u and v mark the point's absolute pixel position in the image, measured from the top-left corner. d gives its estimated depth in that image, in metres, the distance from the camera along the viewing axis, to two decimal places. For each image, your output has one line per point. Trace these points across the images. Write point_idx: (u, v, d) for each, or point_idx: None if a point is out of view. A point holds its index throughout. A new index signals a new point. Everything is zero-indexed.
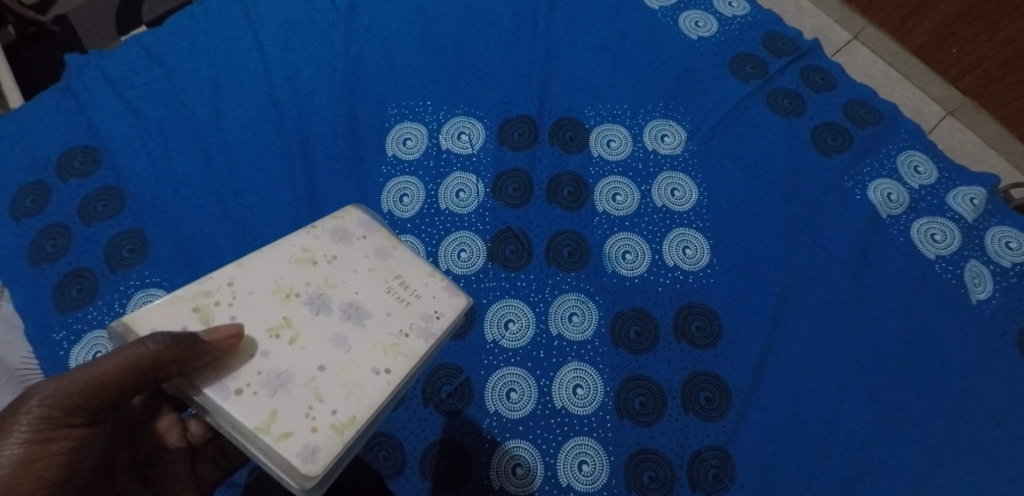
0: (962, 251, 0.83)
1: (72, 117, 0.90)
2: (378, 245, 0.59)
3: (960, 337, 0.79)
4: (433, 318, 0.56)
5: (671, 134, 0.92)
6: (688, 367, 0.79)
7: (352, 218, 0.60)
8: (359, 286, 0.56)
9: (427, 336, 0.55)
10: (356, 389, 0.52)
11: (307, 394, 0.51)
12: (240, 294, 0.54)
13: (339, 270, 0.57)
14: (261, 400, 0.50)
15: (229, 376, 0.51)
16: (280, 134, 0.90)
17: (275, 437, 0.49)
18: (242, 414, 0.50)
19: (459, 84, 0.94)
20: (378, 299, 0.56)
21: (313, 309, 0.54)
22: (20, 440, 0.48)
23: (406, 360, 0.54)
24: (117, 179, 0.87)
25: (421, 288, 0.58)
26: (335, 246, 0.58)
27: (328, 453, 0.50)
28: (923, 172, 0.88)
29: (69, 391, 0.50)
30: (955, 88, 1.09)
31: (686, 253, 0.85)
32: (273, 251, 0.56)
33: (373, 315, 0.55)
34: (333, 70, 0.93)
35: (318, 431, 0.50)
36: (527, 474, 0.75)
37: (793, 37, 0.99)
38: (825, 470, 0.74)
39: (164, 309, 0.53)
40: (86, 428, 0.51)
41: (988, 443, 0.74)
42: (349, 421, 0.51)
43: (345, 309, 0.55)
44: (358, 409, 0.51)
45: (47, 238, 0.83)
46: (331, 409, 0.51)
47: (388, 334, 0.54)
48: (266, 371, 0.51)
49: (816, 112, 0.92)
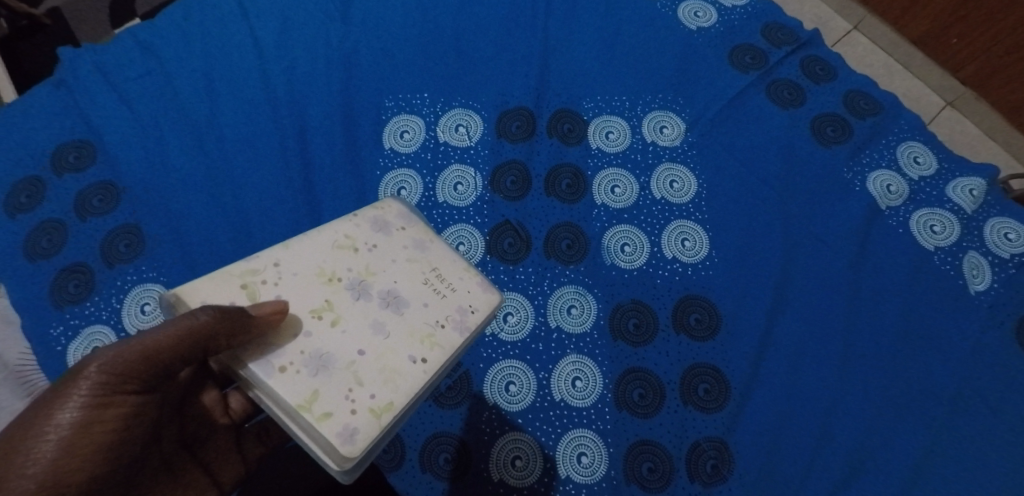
0: (961, 242, 0.83)
1: (66, 112, 0.89)
2: (416, 238, 0.58)
3: (958, 328, 0.79)
4: (468, 312, 0.56)
5: (670, 126, 0.91)
6: (687, 359, 0.79)
7: (391, 209, 0.60)
8: (398, 275, 0.56)
9: (462, 329, 0.55)
10: (393, 376, 0.51)
11: (346, 377, 0.51)
12: (286, 275, 0.54)
13: (379, 259, 0.56)
14: (304, 379, 0.50)
15: (274, 354, 0.50)
16: (276, 127, 0.89)
17: (316, 416, 0.49)
18: (285, 392, 0.49)
19: (456, 76, 0.93)
20: (416, 289, 0.55)
21: (354, 294, 0.54)
22: (78, 404, 0.47)
23: (441, 351, 0.53)
24: (112, 174, 0.86)
25: (456, 282, 0.57)
26: (375, 235, 0.57)
27: (367, 436, 0.49)
28: (923, 162, 0.88)
29: (125, 358, 0.49)
30: (955, 79, 1.09)
31: (685, 245, 0.85)
32: (317, 234, 0.56)
33: (410, 305, 0.54)
34: (330, 62, 0.93)
35: (357, 413, 0.50)
36: (526, 466, 0.75)
37: (792, 27, 0.99)
38: (823, 461, 0.74)
39: (216, 282, 0.53)
40: (140, 396, 0.51)
41: (985, 433, 0.74)
42: (386, 406, 0.50)
43: (385, 297, 0.54)
44: (396, 395, 0.51)
45: (43, 233, 0.83)
46: (369, 393, 0.50)
47: (425, 324, 0.54)
48: (309, 351, 0.51)
49: (816, 103, 0.91)
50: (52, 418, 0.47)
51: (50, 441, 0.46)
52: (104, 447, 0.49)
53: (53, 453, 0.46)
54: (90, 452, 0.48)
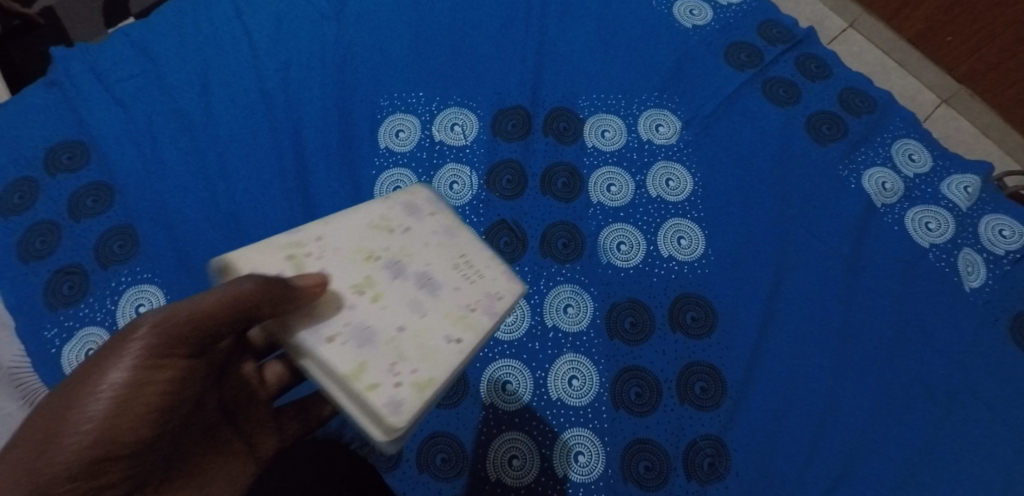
0: (956, 239, 0.83)
1: (59, 112, 0.89)
2: (446, 224, 0.57)
3: (954, 325, 0.79)
4: (497, 298, 0.53)
5: (666, 124, 0.91)
6: (684, 357, 0.79)
7: (420, 196, 0.58)
8: (431, 258, 0.54)
9: (492, 314, 0.53)
10: (433, 353, 0.49)
11: (389, 350, 0.49)
12: (327, 250, 0.53)
13: (413, 241, 0.55)
14: (350, 350, 0.48)
15: (322, 323, 0.49)
16: (271, 126, 0.89)
17: (364, 386, 0.47)
18: (333, 361, 0.48)
19: (452, 75, 0.93)
20: (449, 272, 0.54)
21: (392, 272, 0.53)
22: (128, 365, 0.43)
23: (475, 333, 0.51)
24: (106, 174, 0.85)
25: (485, 269, 0.55)
26: (408, 219, 0.56)
27: (412, 409, 0.47)
28: (918, 160, 0.88)
29: (177, 321, 0.45)
30: (950, 76, 1.09)
31: (681, 244, 0.85)
32: (355, 213, 0.55)
33: (444, 287, 0.53)
34: (325, 62, 0.92)
35: (401, 386, 0.47)
36: (523, 466, 0.75)
37: (787, 25, 0.99)
38: (820, 458, 0.74)
39: (264, 253, 0.52)
40: (189, 361, 0.47)
41: (980, 430, 0.74)
42: (428, 381, 0.48)
43: (419, 277, 0.53)
44: (437, 371, 0.49)
45: (36, 234, 0.82)
46: (411, 368, 0.48)
47: (458, 304, 0.52)
48: (354, 323, 0.49)
49: (811, 101, 0.91)
50: (101, 378, 0.42)
51: (100, 400, 0.42)
52: (154, 412, 0.44)
53: (103, 414, 0.42)
54: (142, 415, 0.43)
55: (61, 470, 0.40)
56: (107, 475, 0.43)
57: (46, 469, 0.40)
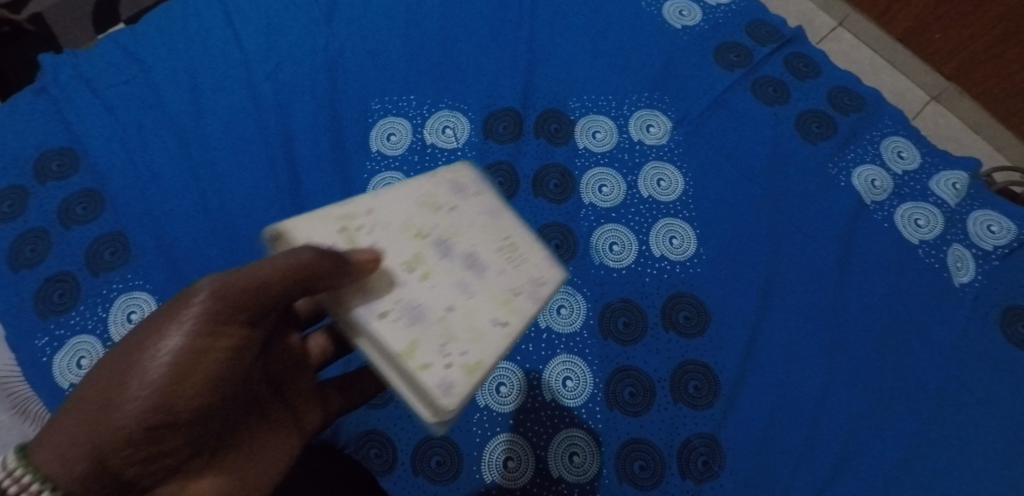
0: (945, 235, 0.84)
1: (47, 119, 0.88)
2: (491, 204, 0.55)
3: (944, 320, 0.80)
4: (541, 284, 0.52)
5: (656, 125, 0.91)
6: (677, 357, 0.79)
7: (464, 174, 0.57)
8: (478, 238, 0.52)
9: (536, 299, 0.51)
10: (480, 335, 0.48)
11: (438, 331, 0.48)
12: (377, 223, 0.51)
13: (460, 219, 0.53)
14: (402, 328, 0.47)
15: (376, 299, 0.48)
16: (261, 131, 0.89)
17: (416, 366, 0.46)
18: (386, 338, 0.46)
19: (443, 77, 0.93)
20: (494, 253, 0.52)
21: (441, 249, 0.51)
22: (187, 331, 0.36)
23: (521, 317, 0.50)
24: (96, 181, 0.85)
25: (528, 252, 0.53)
26: (454, 197, 0.55)
27: (463, 392, 0.46)
28: (907, 157, 0.89)
29: (237, 285, 0.38)
30: (939, 74, 1.10)
31: (672, 243, 0.85)
32: (403, 188, 0.54)
33: (490, 269, 0.51)
34: (316, 66, 0.92)
35: (451, 368, 0.46)
36: (518, 467, 0.75)
37: (776, 24, 0.99)
38: (814, 455, 0.74)
39: (318, 220, 0.51)
40: (250, 332, 0.40)
41: (971, 424, 0.75)
42: (477, 365, 0.47)
43: (466, 257, 0.51)
44: (485, 354, 0.47)
45: (26, 242, 0.82)
46: (461, 350, 0.47)
47: (504, 288, 0.51)
48: (405, 301, 0.48)
49: (801, 99, 0.92)
50: (159, 340, 0.35)
51: (162, 363, 0.34)
52: (216, 385, 0.37)
53: (163, 379, 0.34)
54: (204, 383, 0.36)
55: (116, 443, 0.33)
56: (168, 449, 0.36)
57: (102, 440, 0.33)
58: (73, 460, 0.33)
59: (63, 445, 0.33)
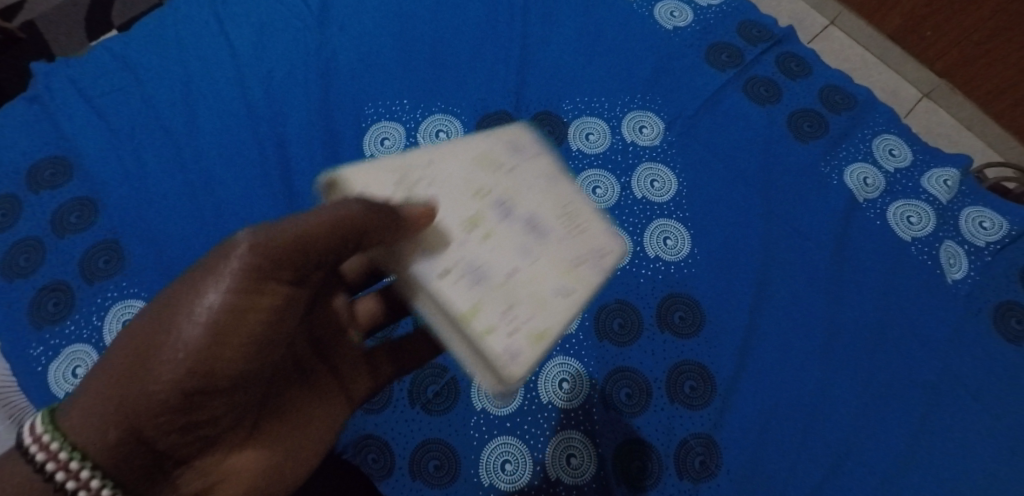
0: (937, 232, 0.84)
1: (40, 128, 0.88)
2: (548, 170, 0.55)
3: (937, 316, 0.80)
4: (603, 254, 0.52)
5: (649, 126, 0.92)
6: (673, 357, 0.79)
7: (523, 135, 0.57)
8: (539, 202, 0.53)
9: (599, 269, 0.52)
10: (544, 303, 0.49)
11: (501, 295, 0.48)
12: (435, 179, 0.52)
13: (519, 182, 0.53)
14: (466, 288, 0.48)
15: (436, 257, 0.48)
16: (255, 136, 0.89)
17: (479, 330, 0.47)
18: (450, 298, 0.47)
19: (436, 81, 0.93)
20: (557, 218, 0.53)
21: (502, 209, 0.51)
22: (225, 289, 0.38)
23: (585, 287, 0.51)
24: (89, 189, 0.85)
25: (590, 220, 0.54)
26: (512, 158, 0.55)
27: (528, 360, 0.47)
28: (898, 154, 0.89)
29: (281, 241, 0.40)
30: (930, 71, 1.11)
31: (667, 243, 0.85)
32: (461, 146, 0.54)
33: (552, 235, 0.52)
34: (308, 71, 0.92)
35: (515, 335, 0.47)
36: (515, 470, 0.75)
37: (767, 24, 1.00)
38: (810, 452, 0.75)
39: (374, 172, 0.52)
40: (293, 289, 0.42)
41: (966, 420, 0.75)
42: (542, 333, 0.48)
43: (528, 220, 0.51)
44: (549, 322, 0.48)
45: (20, 252, 0.82)
46: (525, 316, 0.48)
47: (566, 257, 0.51)
48: (466, 260, 0.49)
49: (793, 99, 0.92)
50: (197, 299, 0.37)
51: (198, 325, 0.37)
52: (253, 344, 0.39)
53: (199, 340, 0.37)
54: (241, 347, 0.39)
55: (151, 406, 0.36)
56: (204, 410, 0.39)
57: (135, 405, 0.36)
58: (105, 427, 0.36)
59: (99, 410, 0.36)
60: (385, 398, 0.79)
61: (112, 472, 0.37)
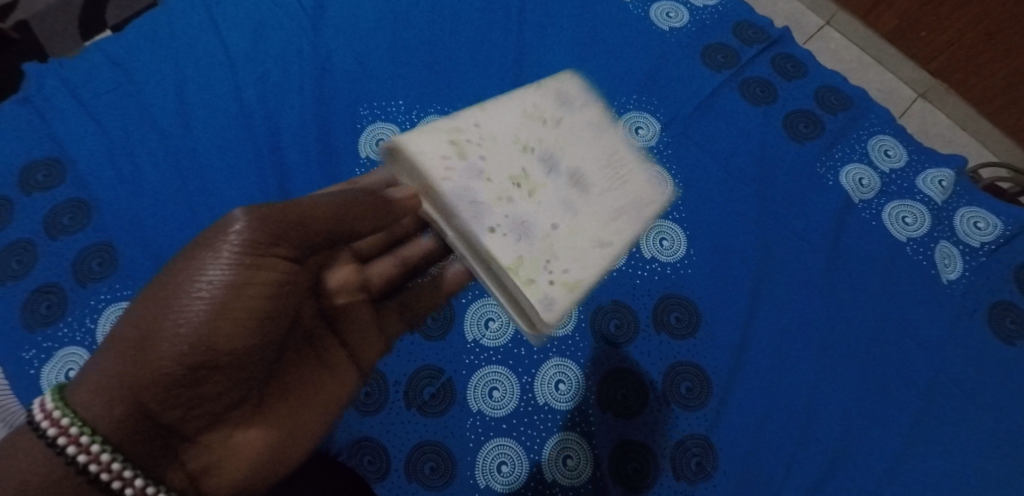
0: (932, 233, 0.84)
1: (32, 129, 0.88)
2: (596, 123, 0.70)
3: (933, 316, 0.80)
4: (647, 200, 0.67)
5: (645, 127, 0.92)
6: (669, 358, 0.79)
7: (570, 84, 0.72)
8: (582, 159, 0.67)
9: (638, 221, 0.66)
10: (582, 256, 0.62)
11: (545, 247, 0.62)
12: (487, 138, 0.64)
13: (564, 137, 0.67)
14: (510, 242, 0.60)
15: (485, 216, 0.60)
16: (249, 138, 0.88)
17: (522, 280, 0.59)
18: (497, 251, 0.60)
19: (431, 82, 0.93)
20: (598, 173, 0.66)
21: (545, 167, 0.65)
22: (226, 263, 0.42)
23: (619, 240, 0.64)
24: (82, 191, 0.84)
25: (629, 172, 0.68)
26: (559, 112, 0.69)
27: (562, 306, 0.60)
28: (894, 155, 0.89)
29: (274, 218, 0.45)
30: (925, 72, 1.11)
31: (663, 245, 0.85)
32: (513, 105, 0.67)
33: (593, 188, 0.65)
34: (303, 72, 0.92)
35: (553, 286, 0.60)
36: (512, 472, 0.75)
37: (763, 25, 1.00)
38: (805, 452, 0.75)
39: (428, 133, 0.62)
40: (288, 263, 0.47)
41: (961, 420, 0.75)
42: (575, 284, 0.61)
43: (572, 176, 0.65)
44: (583, 274, 0.62)
45: (12, 254, 0.81)
46: (564, 267, 0.61)
47: (605, 211, 0.65)
48: (512, 218, 0.62)
49: (788, 99, 0.92)
50: (200, 274, 0.41)
51: (199, 302, 0.41)
52: (254, 316, 0.44)
53: (202, 312, 0.41)
54: (242, 319, 0.43)
55: (160, 380, 0.40)
56: (211, 382, 0.42)
57: (141, 379, 0.39)
58: (113, 402, 0.39)
59: (110, 388, 0.39)
60: (381, 400, 0.79)
61: (123, 448, 0.40)
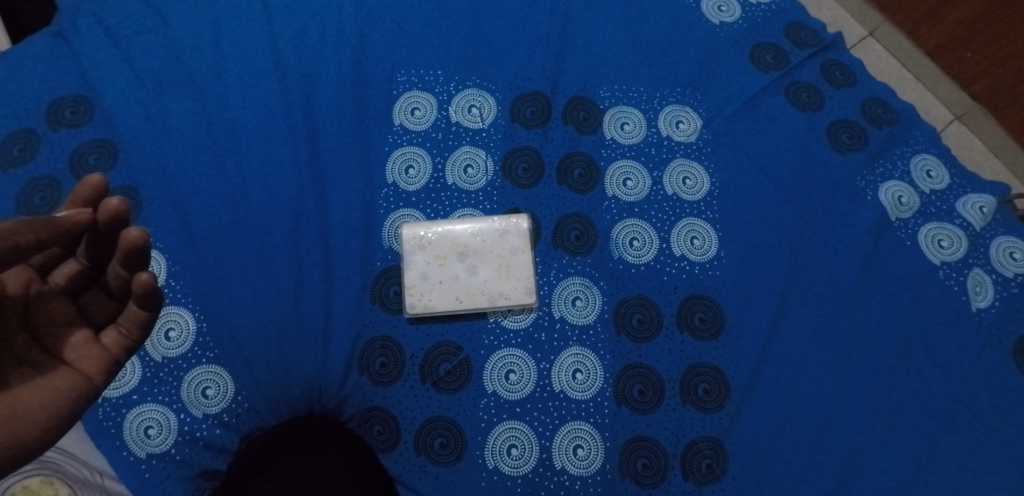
0: (967, 259, 0.83)
1: (64, 64, 0.86)
2: (504, 225, 0.84)
3: (957, 343, 0.79)
4: (456, 248, 0.83)
5: (686, 121, 0.90)
6: (689, 358, 0.79)
7: (513, 225, 0.84)
8: (485, 244, 0.83)
9: (447, 256, 0.83)
10: (431, 279, 0.82)
11: (434, 284, 0.81)
12: (483, 249, 0.83)
13: (490, 243, 0.83)
14: (433, 291, 0.81)
15: (452, 291, 0.81)
16: (282, 94, 0.86)
17: (414, 298, 0.81)
18: (434, 300, 0.81)
19: (473, 54, 0.91)
20: (482, 250, 0.83)
21: (467, 265, 0.83)
22: None
23: (447, 271, 0.82)
24: (110, 131, 0.83)
25: (487, 236, 0.83)
26: (499, 236, 0.83)
27: (408, 302, 0.80)
28: (935, 176, 0.88)
29: None
30: (966, 93, 1.09)
31: (694, 243, 0.84)
32: (505, 238, 0.83)
33: (470, 254, 0.83)
34: (344, 31, 0.90)
35: (414, 296, 0.81)
36: (522, 455, 0.76)
37: (815, 28, 0.97)
38: (817, 466, 0.75)
39: (509, 275, 0.82)
40: None
41: (975, 449, 0.75)
42: (423, 294, 0.81)
43: (467, 254, 0.83)
44: (431, 295, 0.81)
45: (35, 190, 0.80)
46: (426, 288, 0.81)
47: (461, 261, 0.83)
48: (437, 278, 0.82)
49: (834, 108, 0.90)
50: None
51: None
52: None
53: None
54: None
55: None
56: None
57: None
58: None
59: None
60: (397, 371, 0.79)
61: None
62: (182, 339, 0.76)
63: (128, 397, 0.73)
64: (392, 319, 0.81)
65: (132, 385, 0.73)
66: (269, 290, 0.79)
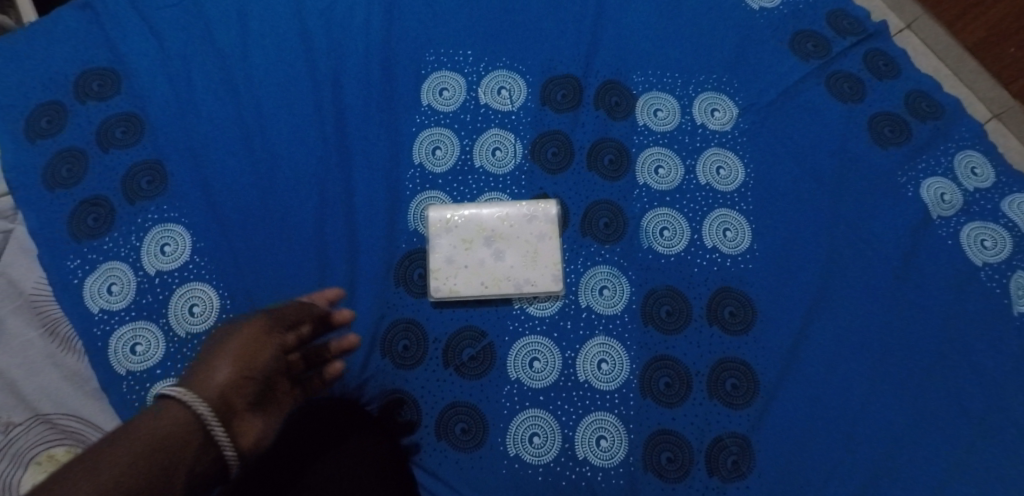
0: (1011, 260, 0.80)
1: (91, 37, 0.85)
2: (531, 210, 0.82)
3: (997, 347, 0.77)
4: (481, 230, 0.81)
5: (722, 109, 0.87)
6: (718, 352, 0.77)
7: (542, 209, 0.82)
8: (511, 229, 0.81)
9: (471, 239, 0.81)
10: (455, 262, 0.80)
11: (459, 268, 0.80)
12: (509, 234, 0.81)
13: (518, 227, 0.81)
14: (458, 275, 0.79)
15: (477, 276, 0.80)
16: (311, 71, 0.85)
17: (438, 281, 0.79)
18: (458, 284, 0.79)
19: (504, 35, 0.89)
20: (510, 234, 0.81)
21: (493, 250, 0.81)
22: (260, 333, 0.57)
23: (472, 255, 0.80)
24: (136, 105, 0.82)
25: (514, 220, 0.81)
26: (527, 221, 0.81)
27: (433, 285, 0.79)
28: (980, 174, 0.85)
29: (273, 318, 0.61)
30: (1006, 91, 1.04)
31: (726, 235, 0.82)
32: (533, 223, 0.81)
33: (496, 239, 0.81)
34: (373, 8, 0.88)
35: (438, 279, 0.79)
36: (544, 444, 0.74)
37: (858, 17, 0.94)
38: (847, 466, 0.73)
39: (537, 262, 0.80)
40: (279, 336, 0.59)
41: (1012, 455, 0.73)
42: (448, 278, 0.79)
43: (493, 238, 0.81)
44: (456, 278, 0.79)
45: (62, 162, 0.79)
46: (451, 272, 0.80)
47: (487, 245, 0.81)
48: (462, 262, 0.80)
49: (876, 100, 0.87)
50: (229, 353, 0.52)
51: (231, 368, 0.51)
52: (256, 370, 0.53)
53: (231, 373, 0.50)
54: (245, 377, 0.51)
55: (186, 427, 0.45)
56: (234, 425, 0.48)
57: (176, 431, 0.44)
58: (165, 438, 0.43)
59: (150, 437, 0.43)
60: (420, 355, 0.78)
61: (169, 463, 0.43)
62: (206, 314, 0.75)
63: (152, 371, 0.73)
64: (416, 302, 0.80)
65: (156, 359, 0.73)
66: (293, 269, 0.78)
